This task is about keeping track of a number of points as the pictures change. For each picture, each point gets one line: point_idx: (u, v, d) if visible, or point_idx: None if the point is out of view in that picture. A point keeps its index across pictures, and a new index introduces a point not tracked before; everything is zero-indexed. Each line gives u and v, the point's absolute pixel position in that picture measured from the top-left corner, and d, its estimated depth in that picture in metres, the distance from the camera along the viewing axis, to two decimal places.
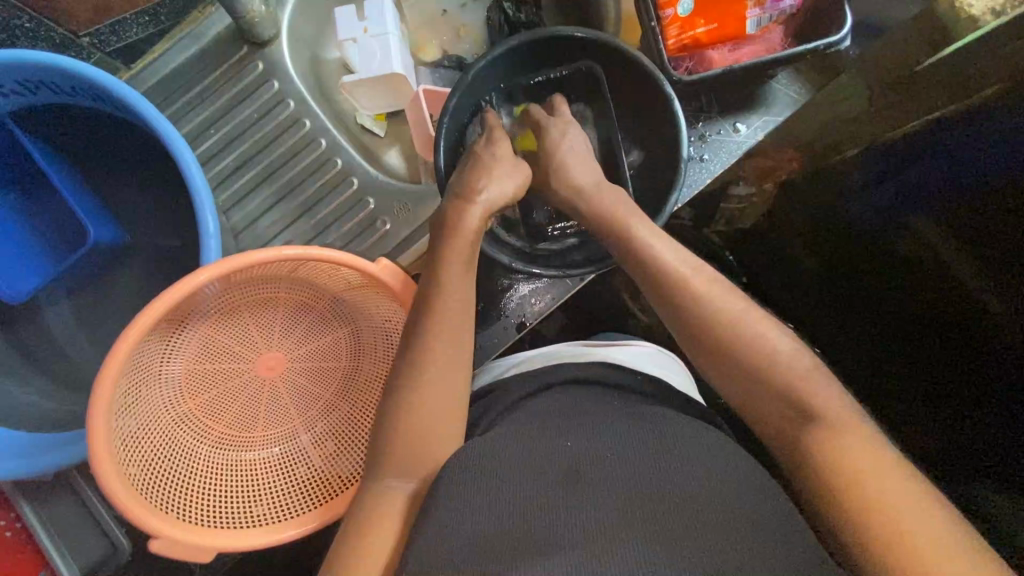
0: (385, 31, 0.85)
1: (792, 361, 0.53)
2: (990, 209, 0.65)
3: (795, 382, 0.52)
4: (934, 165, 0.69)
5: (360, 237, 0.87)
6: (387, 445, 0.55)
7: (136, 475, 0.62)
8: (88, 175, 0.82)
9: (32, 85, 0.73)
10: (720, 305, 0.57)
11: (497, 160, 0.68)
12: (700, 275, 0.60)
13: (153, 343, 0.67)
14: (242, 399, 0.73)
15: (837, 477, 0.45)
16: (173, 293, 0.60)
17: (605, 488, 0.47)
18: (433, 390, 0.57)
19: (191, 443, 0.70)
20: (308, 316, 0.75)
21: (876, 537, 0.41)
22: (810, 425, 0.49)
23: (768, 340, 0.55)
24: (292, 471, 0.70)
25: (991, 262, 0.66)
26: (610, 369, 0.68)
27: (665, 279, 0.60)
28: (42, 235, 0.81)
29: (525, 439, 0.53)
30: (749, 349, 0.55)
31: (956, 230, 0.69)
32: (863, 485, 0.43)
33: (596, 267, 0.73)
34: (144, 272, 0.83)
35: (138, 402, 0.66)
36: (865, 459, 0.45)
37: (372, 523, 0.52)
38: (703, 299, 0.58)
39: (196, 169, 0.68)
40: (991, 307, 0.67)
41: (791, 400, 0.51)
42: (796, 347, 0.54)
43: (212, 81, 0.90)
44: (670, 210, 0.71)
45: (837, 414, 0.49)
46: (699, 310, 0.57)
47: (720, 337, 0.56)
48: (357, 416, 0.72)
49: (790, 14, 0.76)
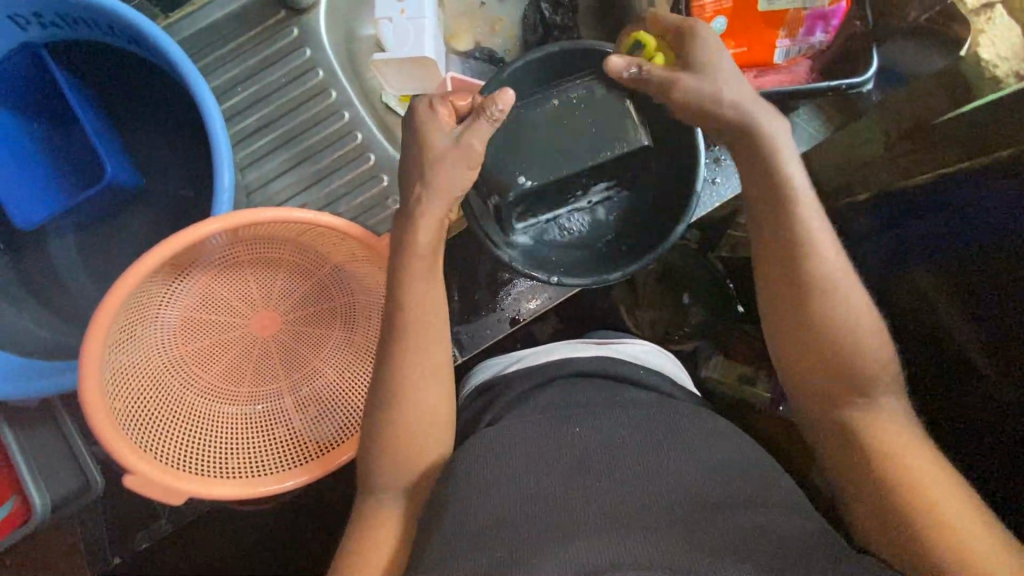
0: (422, 15, 0.87)
1: (871, 345, 0.57)
2: (993, 268, 0.67)
3: (879, 375, 0.56)
4: (939, 222, 0.73)
5: (370, 212, 0.88)
6: (386, 418, 0.59)
7: (119, 411, 0.64)
8: (117, 117, 0.84)
9: (70, 20, 0.73)
10: (820, 253, 0.57)
11: (437, 149, 0.60)
12: (828, 245, 0.57)
13: (156, 284, 0.68)
14: (233, 353, 0.74)
15: (882, 468, 0.54)
16: (176, 240, 0.61)
17: (610, 476, 0.50)
18: (424, 371, 0.60)
19: (178, 387, 0.71)
20: (305, 282, 0.76)
21: (948, 548, 0.49)
22: (874, 424, 0.56)
23: (857, 307, 0.57)
24: (271, 429, 0.72)
25: (987, 319, 0.68)
26: (609, 362, 0.69)
27: (793, 229, 0.57)
28: (62, 169, 0.83)
29: (533, 428, 0.55)
30: (836, 314, 0.56)
31: (962, 283, 0.70)
32: (902, 458, 0.53)
33: (595, 281, 0.72)
34: (152, 218, 0.84)
35: (130, 339, 0.67)
36: (925, 458, 0.54)
37: (393, 478, 0.60)
38: (815, 256, 0.57)
39: (219, 124, 0.68)
40: (980, 366, 0.69)
41: (855, 389, 0.56)
42: (874, 331, 0.57)
43: (245, 42, 0.91)
44: (671, 242, 0.72)
45: (885, 391, 0.57)
46: (802, 265, 0.57)
47: (821, 314, 0.56)
48: (344, 385, 0.73)
49: (820, 51, 0.76)
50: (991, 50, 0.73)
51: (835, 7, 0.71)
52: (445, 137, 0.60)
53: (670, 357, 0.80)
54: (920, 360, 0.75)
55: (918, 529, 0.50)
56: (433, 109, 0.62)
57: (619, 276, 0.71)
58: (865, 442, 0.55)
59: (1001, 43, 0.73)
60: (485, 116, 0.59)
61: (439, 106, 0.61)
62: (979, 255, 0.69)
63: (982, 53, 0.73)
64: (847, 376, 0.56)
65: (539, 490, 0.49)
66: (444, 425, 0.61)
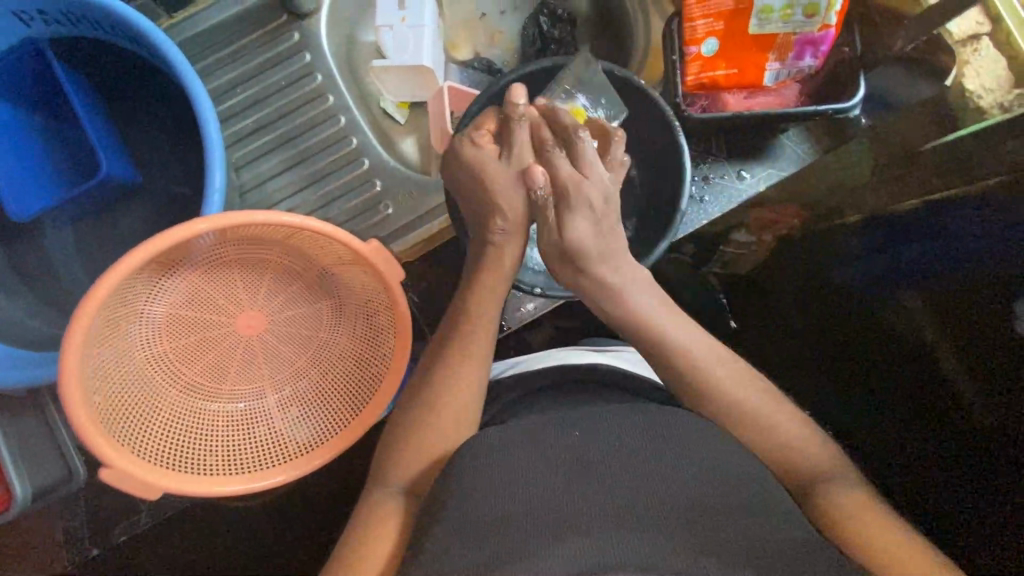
0: (421, 24, 0.88)
1: (788, 430, 0.62)
2: (970, 289, 0.68)
3: (790, 436, 0.62)
4: (926, 248, 0.73)
5: (362, 215, 0.89)
6: (407, 421, 0.64)
7: (99, 405, 0.64)
8: (118, 114, 0.85)
9: (73, 17, 0.75)
10: (705, 367, 0.65)
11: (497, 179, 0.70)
12: (708, 354, 0.66)
13: (142, 281, 0.69)
14: (217, 352, 0.75)
15: (835, 533, 0.55)
16: (161, 239, 0.62)
17: (620, 470, 0.51)
18: (441, 379, 0.65)
19: (161, 384, 0.72)
20: (293, 283, 0.77)
21: None
22: (821, 482, 0.59)
23: (750, 392, 0.64)
24: (252, 428, 0.72)
25: (968, 342, 0.68)
26: (602, 371, 0.71)
27: (673, 353, 0.66)
28: (59, 162, 0.84)
29: (536, 428, 0.56)
30: (740, 412, 0.63)
31: (940, 306, 0.71)
32: (855, 522, 0.54)
33: (577, 292, 0.74)
34: (145, 213, 0.85)
35: (115, 335, 0.68)
36: (881, 517, 0.55)
37: (388, 477, 0.61)
38: (699, 368, 0.65)
39: (213, 125, 0.70)
40: (962, 388, 0.69)
41: (791, 467, 0.61)
42: (786, 416, 0.63)
43: (245, 45, 0.92)
44: (654, 257, 0.73)
45: (824, 466, 0.60)
46: (690, 380, 0.65)
47: (726, 414, 0.64)
48: (328, 388, 0.74)
49: (809, 74, 0.77)
50: (975, 80, 0.74)
51: (824, 34, 0.73)
52: (500, 162, 0.70)
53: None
54: (907, 384, 0.75)
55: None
56: (482, 144, 0.70)
57: None
58: (814, 495, 0.58)
59: (986, 74, 0.73)
60: (516, 117, 0.70)
61: (485, 142, 0.70)
62: (963, 284, 0.69)
63: (966, 83, 0.74)
64: (776, 461, 0.61)
65: (536, 487, 0.49)
66: (425, 431, 0.62)
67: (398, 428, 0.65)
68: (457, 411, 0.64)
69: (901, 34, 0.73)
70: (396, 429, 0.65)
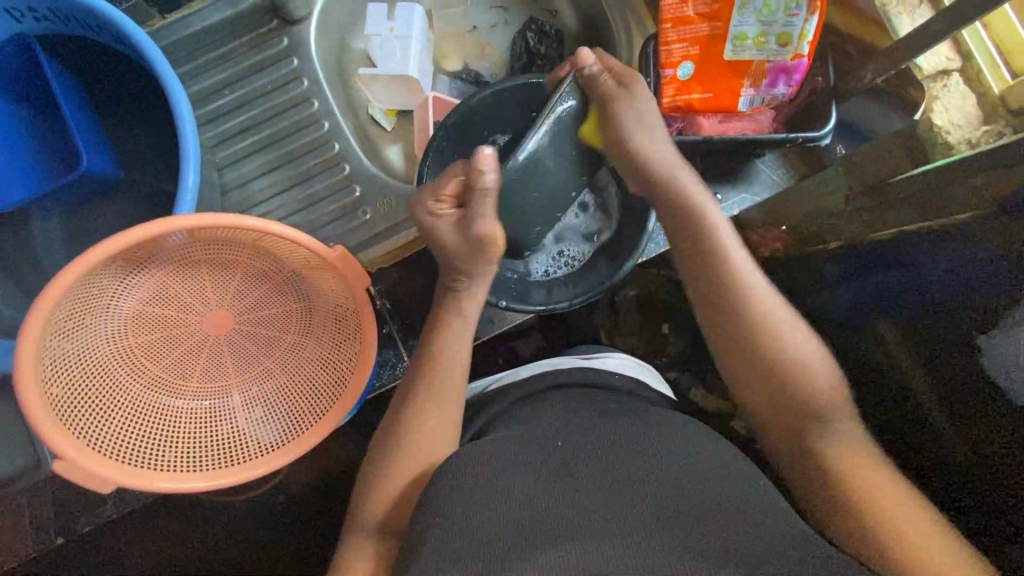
0: (409, 34, 0.93)
1: (805, 356, 0.62)
2: (927, 317, 0.68)
3: (811, 367, 0.62)
4: (900, 279, 0.71)
5: (340, 219, 0.91)
6: (398, 437, 0.65)
7: (58, 396, 0.65)
8: (108, 111, 0.87)
9: (63, 16, 0.77)
10: (752, 293, 0.65)
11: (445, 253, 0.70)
12: (758, 283, 0.66)
13: (109, 275, 0.70)
14: (182, 349, 0.76)
15: (839, 487, 0.57)
16: (123, 238, 0.63)
17: (601, 480, 0.51)
18: (424, 396, 0.66)
19: (124, 378, 0.73)
20: (262, 285, 0.78)
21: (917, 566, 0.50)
22: (823, 421, 0.60)
23: (785, 322, 0.64)
24: (215, 425, 0.73)
25: (938, 376, 0.67)
26: (587, 371, 0.72)
27: (722, 278, 0.66)
28: (48, 156, 0.86)
29: (523, 439, 0.58)
30: (774, 343, 0.63)
31: (911, 335, 0.70)
32: (853, 469, 0.57)
33: (547, 305, 0.77)
34: (131, 207, 0.87)
35: (78, 329, 0.69)
36: (885, 475, 0.57)
37: (376, 493, 0.62)
38: (740, 288, 0.65)
39: (189, 127, 0.71)
40: (934, 417, 0.68)
41: (798, 403, 0.61)
42: (814, 349, 0.63)
43: (234, 48, 0.94)
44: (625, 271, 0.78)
45: (838, 407, 0.61)
46: (738, 300, 0.65)
47: (755, 340, 0.63)
48: (293, 390, 0.75)
49: (784, 101, 0.78)
50: (944, 115, 0.80)
51: (797, 62, 0.74)
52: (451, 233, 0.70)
53: (656, 375, 0.82)
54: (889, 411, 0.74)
55: (892, 530, 0.53)
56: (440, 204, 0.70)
57: (565, 304, 0.77)
58: (816, 438, 0.60)
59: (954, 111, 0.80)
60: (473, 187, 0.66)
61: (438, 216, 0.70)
62: (933, 316, 0.67)
63: (934, 117, 0.80)
64: (790, 389, 0.61)
65: (516, 494, 0.50)
66: (405, 442, 0.64)
67: (381, 445, 0.66)
68: (431, 422, 0.64)
69: (869, 67, 0.70)
70: (378, 451, 0.66)
